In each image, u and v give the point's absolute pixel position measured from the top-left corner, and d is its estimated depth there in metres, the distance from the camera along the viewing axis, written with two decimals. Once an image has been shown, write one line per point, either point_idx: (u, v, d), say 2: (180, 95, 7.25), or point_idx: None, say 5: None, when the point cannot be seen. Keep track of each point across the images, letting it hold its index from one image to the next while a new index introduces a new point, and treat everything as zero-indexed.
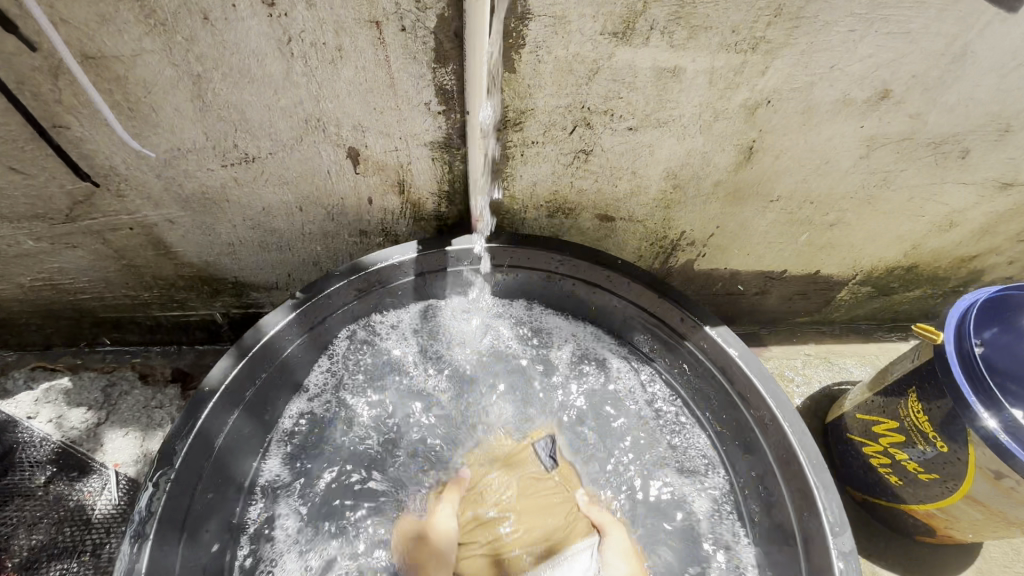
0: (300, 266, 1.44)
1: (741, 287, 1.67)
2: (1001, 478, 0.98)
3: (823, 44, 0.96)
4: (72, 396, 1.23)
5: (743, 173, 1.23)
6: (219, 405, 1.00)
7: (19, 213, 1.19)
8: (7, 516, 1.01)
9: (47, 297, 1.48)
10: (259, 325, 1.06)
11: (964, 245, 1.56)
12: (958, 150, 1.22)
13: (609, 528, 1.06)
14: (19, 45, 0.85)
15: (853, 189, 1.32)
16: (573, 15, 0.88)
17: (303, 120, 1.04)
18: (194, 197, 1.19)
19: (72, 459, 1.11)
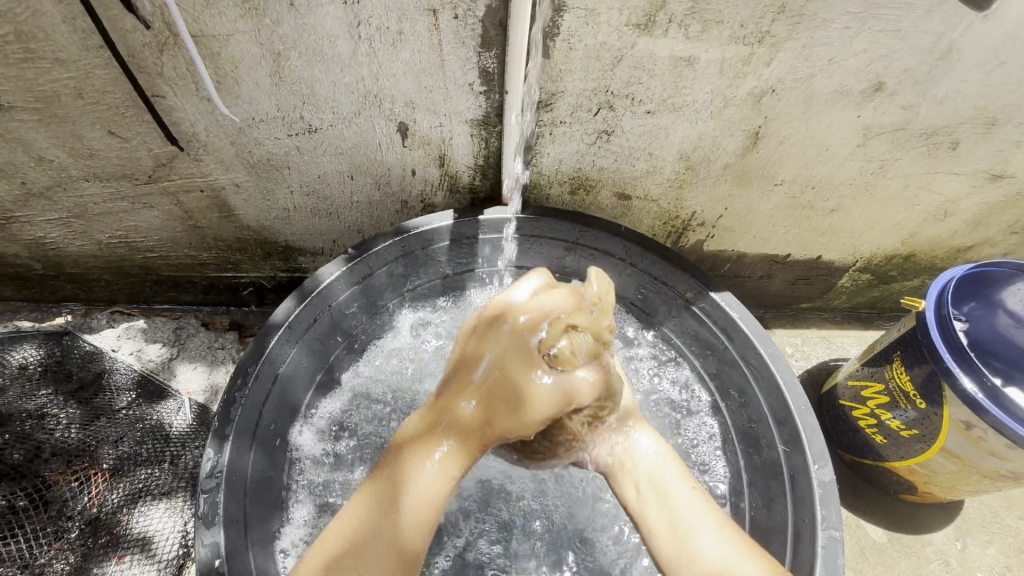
0: (345, 233, 1.59)
1: (747, 271, 1.80)
2: (971, 428, 1.09)
3: (822, 39, 1.09)
4: (148, 333, 1.42)
5: (750, 156, 1.36)
6: (283, 338, 1.16)
7: (109, 173, 1.36)
8: (98, 429, 1.17)
9: (119, 254, 1.66)
10: (317, 273, 1.22)
11: (959, 236, 1.67)
12: (948, 142, 1.33)
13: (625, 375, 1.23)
14: (136, 24, 1.02)
15: (853, 176, 1.43)
16: (602, 8, 1.02)
17: (363, 96, 1.19)
18: (260, 164, 1.35)
19: (151, 386, 1.30)
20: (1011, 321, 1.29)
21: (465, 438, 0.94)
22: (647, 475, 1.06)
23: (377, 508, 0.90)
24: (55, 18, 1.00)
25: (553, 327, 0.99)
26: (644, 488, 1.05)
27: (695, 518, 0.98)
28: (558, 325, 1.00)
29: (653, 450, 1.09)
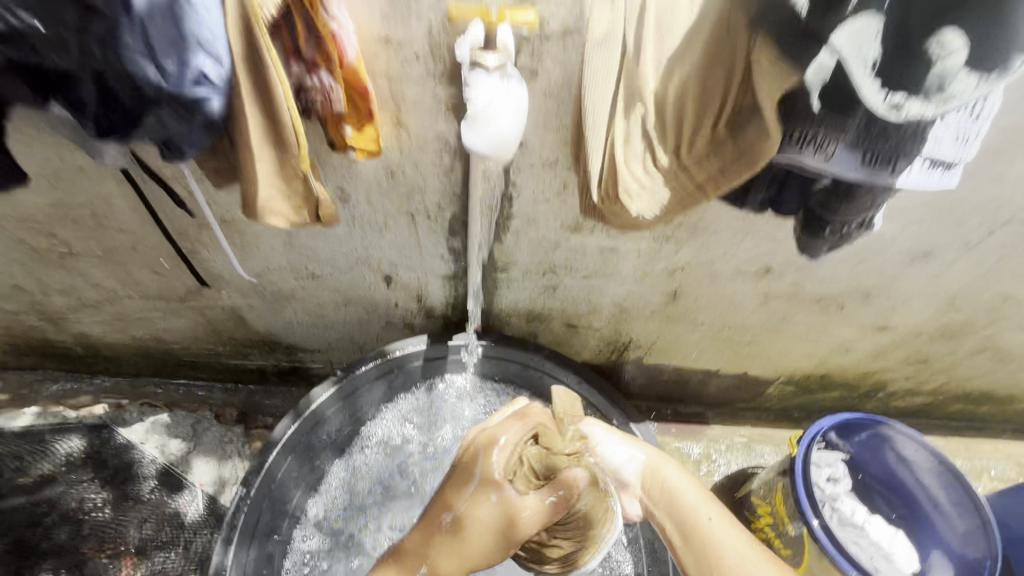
0: (339, 340, 1.89)
1: (685, 378, 2.08)
2: (821, 559, 1.36)
3: (716, 241, 1.40)
4: (171, 429, 1.72)
5: (672, 306, 1.66)
6: (280, 453, 1.46)
7: (149, 295, 1.68)
8: (128, 515, 1.51)
9: (148, 345, 1.97)
10: (309, 396, 1.52)
11: (863, 364, 1.95)
12: (834, 305, 1.62)
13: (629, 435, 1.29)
14: (183, 213, 1.34)
15: (762, 323, 1.72)
16: (541, 218, 1.33)
17: (355, 258, 1.50)
18: (271, 293, 1.66)
19: (172, 478, 1.59)
20: (892, 456, 1.62)
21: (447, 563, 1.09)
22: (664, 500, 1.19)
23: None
24: (124, 207, 1.33)
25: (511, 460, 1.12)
26: (670, 509, 1.17)
27: (718, 533, 1.11)
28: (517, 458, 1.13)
29: (670, 471, 1.22)
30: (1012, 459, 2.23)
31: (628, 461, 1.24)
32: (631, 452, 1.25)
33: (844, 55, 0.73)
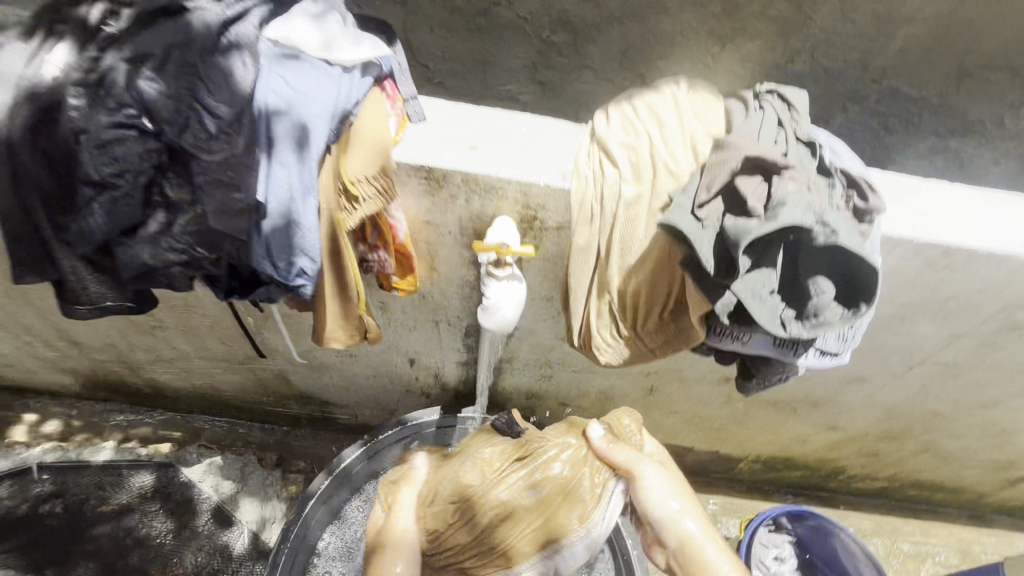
0: (365, 399, 2.21)
1: (664, 450, 2.34)
2: None
3: (684, 357, 1.68)
4: (224, 470, 2.10)
5: (650, 398, 1.94)
6: (315, 502, 1.78)
7: (214, 356, 2.02)
8: (188, 543, 1.83)
9: (203, 390, 2.30)
10: (341, 454, 1.86)
11: (821, 452, 2.20)
12: (788, 407, 1.90)
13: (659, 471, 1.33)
14: (254, 307, 1.67)
15: (727, 415, 2.00)
16: (540, 331, 1.64)
17: (386, 345, 1.82)
18: (313, 363, 1.98)
19: (223, 514, 1.92)
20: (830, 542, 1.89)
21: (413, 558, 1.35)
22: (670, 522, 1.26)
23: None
24: (209, 300, 1.67)
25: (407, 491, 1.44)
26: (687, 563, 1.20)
27: None
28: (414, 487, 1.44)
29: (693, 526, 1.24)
30: (961, 544, 2.45)
31: (658, 502, 1.28)
32: (660, 493, 1.30)
33: (746, 300, 0.96)
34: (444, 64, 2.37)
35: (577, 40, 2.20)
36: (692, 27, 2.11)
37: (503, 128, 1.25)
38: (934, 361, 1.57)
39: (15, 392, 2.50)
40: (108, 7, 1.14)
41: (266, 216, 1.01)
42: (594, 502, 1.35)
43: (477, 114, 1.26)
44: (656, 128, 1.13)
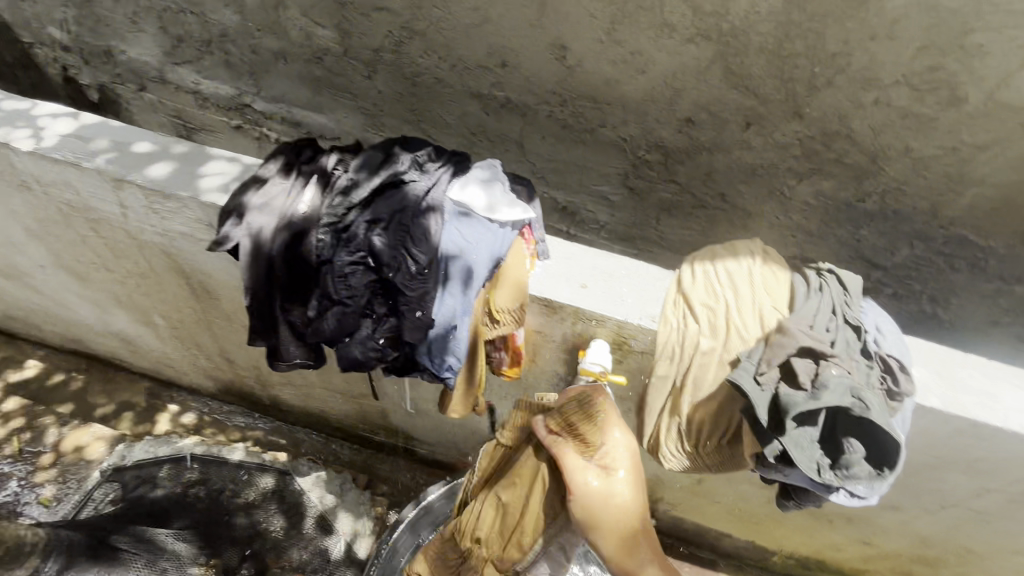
0: (445, 441, 2.57)
1: (703, 532, 2.53)
2: None
3: None
4: (327, 484, 2.51)
5: (697, 486, 2.18)
6: (404, 530, 2.13)
7: (333, 388, 2.45)
8: (298, 542, 2.23)
9: (312, 411, 2.74)
10: (427, 492, 2.18)
11: (854, 562, 2.33)
12: (826, 518, 2.08)
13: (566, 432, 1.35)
14: None
15: (766, 513, 2.20)
16: None
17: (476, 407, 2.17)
18: (412, 408, 2.37)
19: (325, 523, 2.32)
20: None
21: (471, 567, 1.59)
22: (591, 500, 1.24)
23: None
24: None
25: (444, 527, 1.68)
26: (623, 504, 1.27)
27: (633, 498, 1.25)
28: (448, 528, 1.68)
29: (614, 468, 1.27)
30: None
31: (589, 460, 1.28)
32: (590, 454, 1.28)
33: (788, 449, 1.22)
34: (549, 163, 2.78)
35: (668, 160, 2.55)
36: (773, 163, 2.40)
37: (607, 271, 1.60)
38: (967, 506, 1.74)
39: (164, 385, 3.07)
40: (338, 157, 1.59)
41: (433, 327, 1.41)
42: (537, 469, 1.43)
43: (589, 256, 1.62)
44: (732, 295, 1.44)
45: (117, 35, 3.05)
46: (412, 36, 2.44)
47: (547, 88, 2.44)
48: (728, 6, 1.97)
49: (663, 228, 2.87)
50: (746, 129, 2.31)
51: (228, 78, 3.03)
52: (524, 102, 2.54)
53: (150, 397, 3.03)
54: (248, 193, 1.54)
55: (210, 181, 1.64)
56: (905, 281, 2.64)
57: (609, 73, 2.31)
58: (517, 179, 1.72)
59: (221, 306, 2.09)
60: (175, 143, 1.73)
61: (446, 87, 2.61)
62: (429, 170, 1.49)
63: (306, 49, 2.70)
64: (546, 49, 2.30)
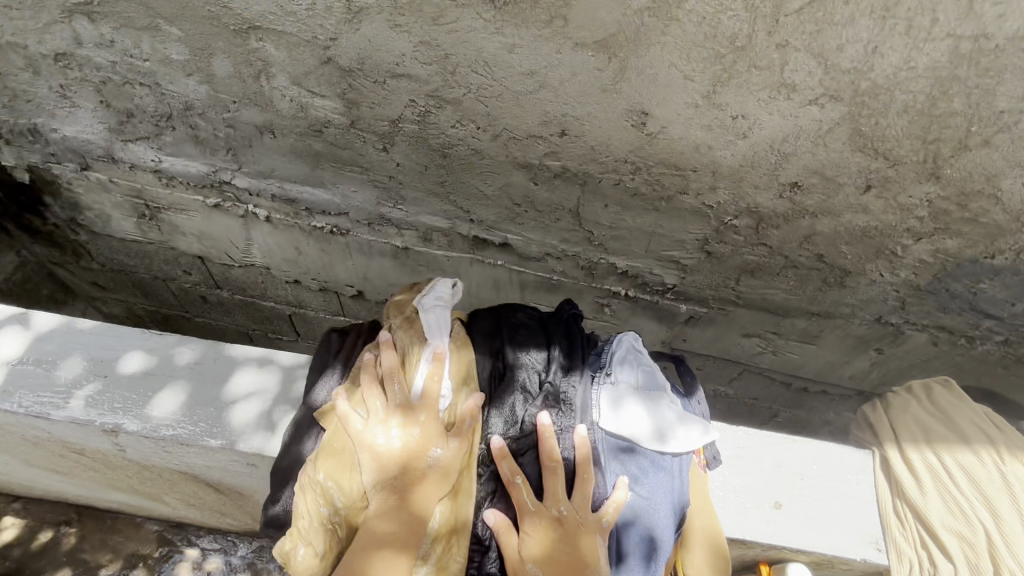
0: None
1: None
2: None
3: None
4: None
5: None
6: None
7: None
8: None
9: None
10: None
11: None
12: None
13: (587, 556, 1.12)
14: None
15: None
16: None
17: None
18: None
19: None
20: None
21: (366, 472, 1.18)
22: (423, 421, 1.23)
23: (375, 479, 1.17)
24: None
25: (386, 463, 1.18)
26: None
27: None
28: (393, 459, 1.19)
29: None
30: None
31: None
32: None
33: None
34: (609, 232, 2.34)
35: (760, 224, 2.14)
36: (890, 224, 2.02)
37: (793, 477, 1.59)
38: None
39: (177, 525, 2.61)
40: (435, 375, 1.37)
41: None
42: (565, 503, 1.17)
43: (766, 450, 1.61)
44: (988, 517, 1.49)
45: (44, 111, 2.39)
46: (441, 104, 1.94)
47: (618, 156, 1.98)
48: (873, 61, 1.53)
49: (743, 288, 2.49)
50: (865, 192, 1.92)
51: (199, 154, 2.45)
52: (584, 172, 2.08)
53: (162, 545, 2.56)
54: (305, 442, 1.29)
55: (244, 411, 1.41)
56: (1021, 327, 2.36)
57: (700, 139, 1.85)
58: (661, 354, 1.57)
59: (256, 503, 1.64)
60: (181, 348, 1.49)
61: (485, 158, 2.12)
62: (569, 403, 1.29)
63: (300, 121, 2.17)
64: (621, 115, 1.83)
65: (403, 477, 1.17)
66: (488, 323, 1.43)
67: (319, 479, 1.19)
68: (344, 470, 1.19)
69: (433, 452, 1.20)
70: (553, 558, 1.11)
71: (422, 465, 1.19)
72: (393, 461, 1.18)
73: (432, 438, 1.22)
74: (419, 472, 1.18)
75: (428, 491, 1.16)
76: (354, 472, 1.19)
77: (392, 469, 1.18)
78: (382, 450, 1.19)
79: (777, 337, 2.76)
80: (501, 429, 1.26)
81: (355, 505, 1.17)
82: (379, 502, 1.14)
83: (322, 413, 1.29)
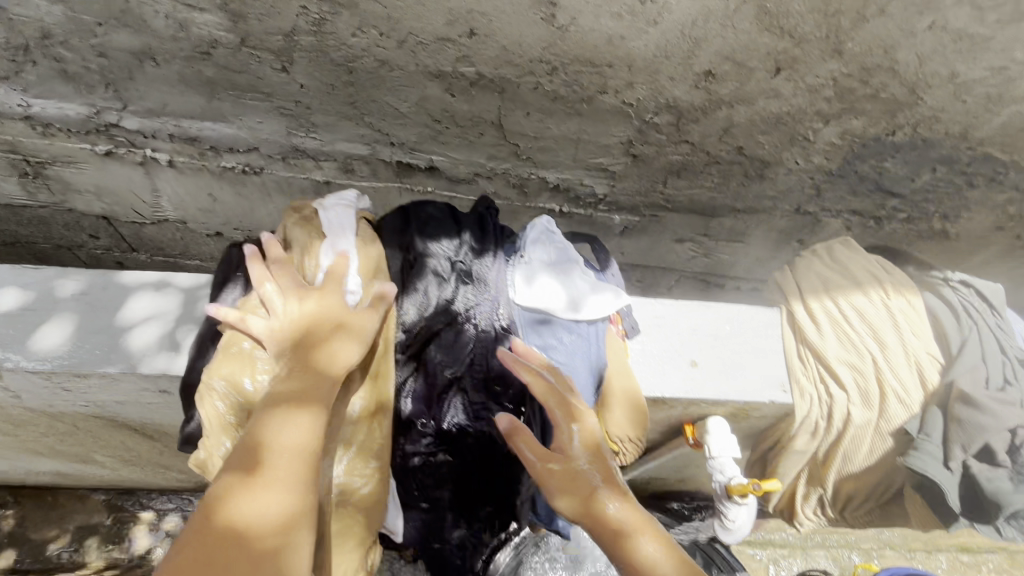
0: None
1: None
2: None
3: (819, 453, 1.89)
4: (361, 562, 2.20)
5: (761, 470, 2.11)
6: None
7: None
8: None
9: None
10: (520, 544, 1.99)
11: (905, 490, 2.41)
12: None
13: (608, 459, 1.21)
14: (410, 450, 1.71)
15: None
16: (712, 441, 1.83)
17: None
18: None
19: None
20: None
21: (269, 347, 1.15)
22: (321, 301, 1.19)
23: (278, 351, 1.14)
24: None
25: (286, 333, 1.15)
26: (588, 502, 1.12)
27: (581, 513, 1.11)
28: (292, 327, 1.16)
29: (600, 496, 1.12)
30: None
31: (583, 479, 1.14)
32: (587, 482, 1.14)
33: (975, 523, 1.48)
34: (535, 142, 2.30)
35: (680, 120, 2.15)
36: (801, 108, 2.08)
37: (708, 340, 1.66)
38: None
39: (126, 491, 2.53)
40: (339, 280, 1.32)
41: None
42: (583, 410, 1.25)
43: (681, 318, 1.68)
44: (876, 347, 1.63)
45: None
46: (337, 9, 1.78)
47: (532, 56, 1.91)
48: None
49: (671, 190, 2.53)
50: (776, 75, 1.94)
51: (74, 93, 2.18)
52: (501, 77, 2.00)
53: (114, 512, 2.49)
54: (208, 355, 1.25)
55: (143, 335, 1.34)
56: (920, 204, 2.55)
57: (611, 29, 1.80)
58: (579, 235, 1.63)
59: None
60: (62, 281, 1.39)
61: (395, 70, 1.99)
62: (483, 280, 1.37)
63: (183, 43, 1.95)
64: (530, 7, 1.74)
65: (305, 341, 1.14)
66: (395, 220, 1.41)
67: (215, 384, 1.15)
68: (245, 368, 1.15)
69: (338, 317, 1.17)
70: (594, 459, 1.18)
71: (323, 326, 1.16)
72: (293, 329, 1.15)
73: (329, 302, 1.19)
74: (321, 334, 1.15)
75: (333, 347, 1.14)
76: (258, 373, 1.15)
77: (294, 337, 1.14)
78: (282, 328, 1.16)
79: (708, 238, 2.86)
80: (417, 313, 1.31)
81: (261, 402, 1.14)
82: (281, 370, 1.11)
83: (220, 323, 1.24)
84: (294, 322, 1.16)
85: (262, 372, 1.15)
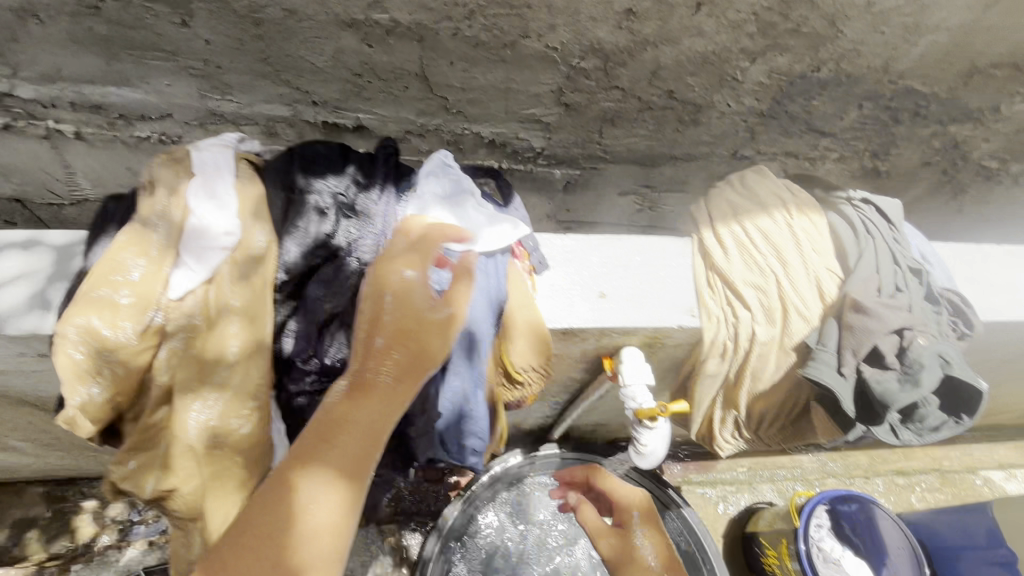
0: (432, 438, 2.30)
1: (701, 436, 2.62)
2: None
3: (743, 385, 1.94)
4: None
5: None
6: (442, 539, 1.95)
7: None
8: None
9: None
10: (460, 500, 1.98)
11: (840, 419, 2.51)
12: None
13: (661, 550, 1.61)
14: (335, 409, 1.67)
15: None
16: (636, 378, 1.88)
17: None
18: None
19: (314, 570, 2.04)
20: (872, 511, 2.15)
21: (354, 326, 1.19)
22: (381, 287, 1.18)
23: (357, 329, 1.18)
24: None
25: (365, 315, 1.18)
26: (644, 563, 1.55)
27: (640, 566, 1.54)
28: (367, 306, 1.18)
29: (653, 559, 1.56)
30: (964, 462, 2.88)
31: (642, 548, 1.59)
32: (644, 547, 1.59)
33: (870, 427, 1.51)
34: (462, 94, 2.23)
35: (607, 64, 2.11)
36: (726, 46, 2.05)
37: (621, 272, 1.66)
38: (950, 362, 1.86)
39: (66, 482, 2.45)
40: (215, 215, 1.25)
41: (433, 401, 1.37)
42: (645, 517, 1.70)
43: (592, 251, 1.68)
44: (782, 268, 1.67)
45: None
46: None
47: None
48: None
49: (608, 140, 2.51)
50: (697, 12, 1.91)
51: None
52: (417, 24, 1.91)
53: (54, 504, 2.41)
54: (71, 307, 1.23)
55: (11, 293, 1.31)
56: (850, 142, 2.59)
57: None
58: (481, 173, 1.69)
59: None
60: None
61: (303, 20, 1.88)
62: (371, 215, 1.35)
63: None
64: None
65: (370, 324, 1.16)
66: (278, 159, 1.36)
67: (67, 331, 1.09)
68: (107, 317, 1.11)
69: (425, 317, 1.18)
70: (654, 548, 1.59)
71: (391, 322, 1.16)
72: (370, 309, 1.18)
73: (423, 299, 1.20)
74: (388, 323, 1.16)
75: (390, 342, 1.15)
76: (119, 320, 1.12)
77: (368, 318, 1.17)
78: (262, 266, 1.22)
79: (650, 190, 2.86)
80: (302, 253, 1.27)
81: (126, 350, 1.12)
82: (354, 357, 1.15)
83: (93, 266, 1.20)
84: (370, 299, 1.18)
85: (123, 320, 1.12)
